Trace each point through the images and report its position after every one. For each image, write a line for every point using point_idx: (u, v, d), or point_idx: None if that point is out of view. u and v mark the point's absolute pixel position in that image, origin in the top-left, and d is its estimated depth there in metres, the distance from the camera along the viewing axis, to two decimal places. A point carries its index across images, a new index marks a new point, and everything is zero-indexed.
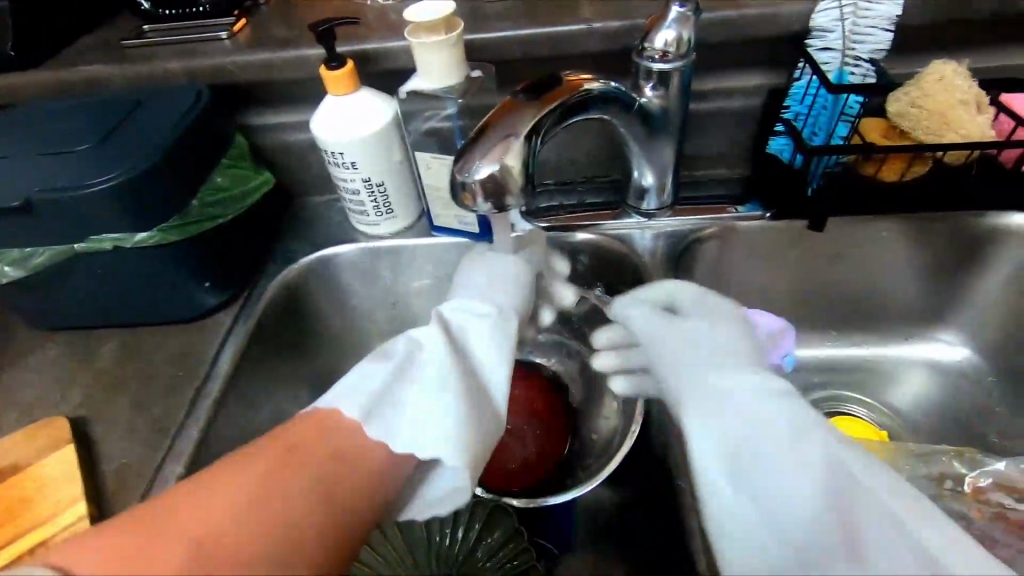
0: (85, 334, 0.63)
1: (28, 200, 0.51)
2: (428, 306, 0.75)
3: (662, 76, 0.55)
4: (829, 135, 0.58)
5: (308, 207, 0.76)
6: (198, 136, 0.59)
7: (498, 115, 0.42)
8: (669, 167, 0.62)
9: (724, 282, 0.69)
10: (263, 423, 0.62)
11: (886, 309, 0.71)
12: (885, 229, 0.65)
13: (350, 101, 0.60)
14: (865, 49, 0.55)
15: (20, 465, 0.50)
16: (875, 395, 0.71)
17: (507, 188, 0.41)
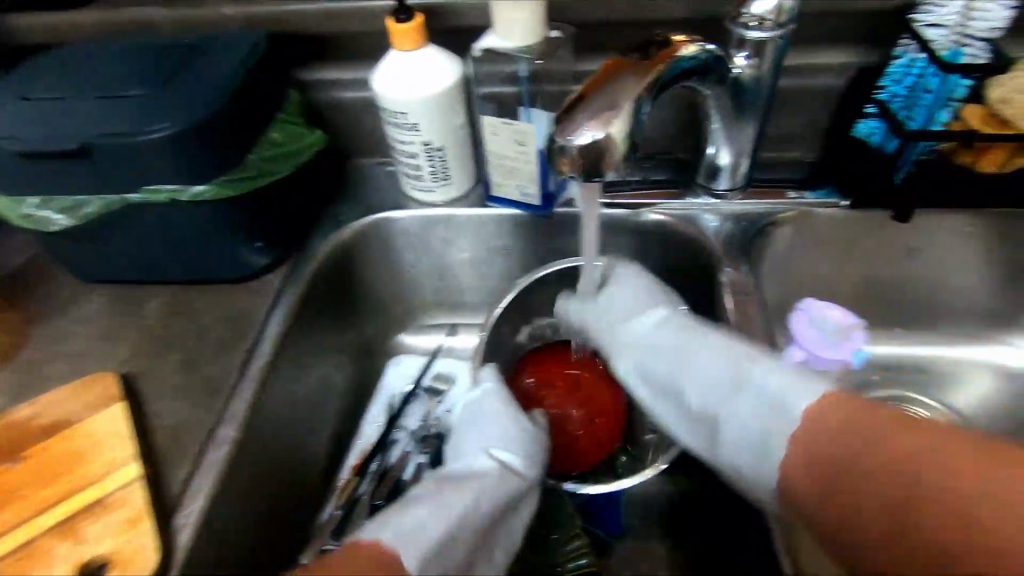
0: (128, 289, 0.62)
1: (87, 145, 0.49)
2: (476, 280, 0.72)
3: (757, 44, 0.51)
4: (928, 120, 0.55)
5: (357, 170, 0.73)
6: (257, 87, 0.56)
7: (604, 75, 0.39)
8: (748, 147, 0.59)
9: (792, 271, 0.66)
10: (309, 390, 0.60)
11: (958, 309, 0.68)
12: (970, 224, 0.61)
13: (417, 57, 0.57)
14: (980, 27, 0.51)
15: (71, 419, 0.48)
16: (937, 397, 0.67)
17: (609, 157, 0.37)
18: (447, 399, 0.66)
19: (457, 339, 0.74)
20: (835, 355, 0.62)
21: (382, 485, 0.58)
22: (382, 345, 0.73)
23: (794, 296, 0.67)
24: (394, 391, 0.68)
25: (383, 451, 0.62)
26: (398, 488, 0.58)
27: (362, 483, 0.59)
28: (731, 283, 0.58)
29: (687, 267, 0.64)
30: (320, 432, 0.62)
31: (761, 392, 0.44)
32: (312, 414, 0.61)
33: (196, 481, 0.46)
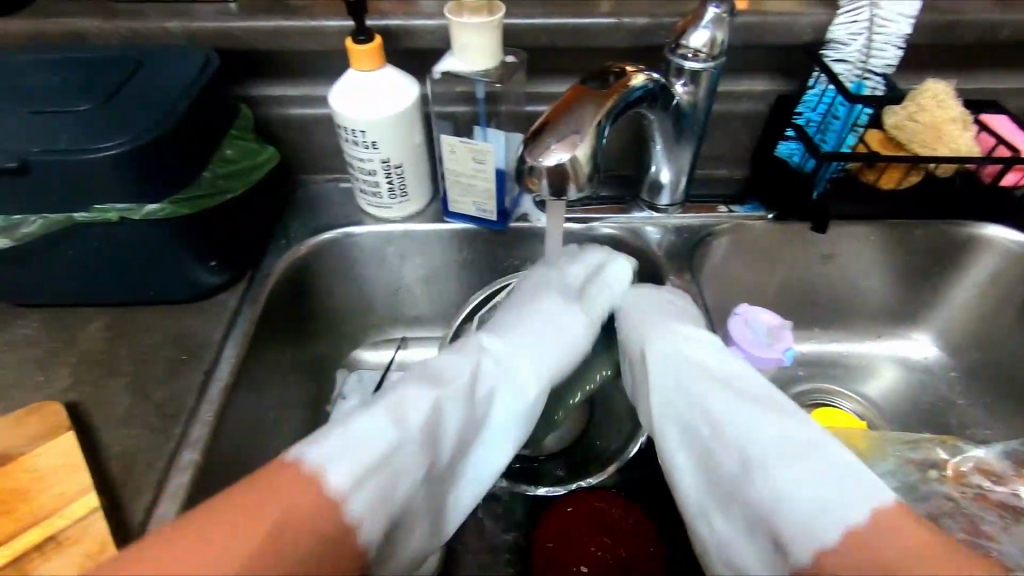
0: (65, 311, 0.58)
1: (26, 162, 0.46)
2: (429, 294, 0.73)
3: (693, 75, 0.56)
4: (839, 143, 0.62)
5: (309, 186, 0.72)
6: (208, 102, 0.55)
7: (567, 103, 0.42)
8: (687, 167, 0.64)
9: (727, 278, 0.72)
10: (268, 409, 0.59)
11: (865, 307, 0.76)
12: (873, 234, 0.69)
13: (378, 78, 0.58)
14: (877, 63, 0.60)
15: (11, 454, 0.45)
16: (852, 387, 0.75)
17: (574, 178, 0.40)
18: None
19: (407, 351, 0.75)
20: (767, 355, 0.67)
21: None
22: (337, 361, 0.73)
23: (729, 301, 0.73)
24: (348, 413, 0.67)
25: None
26: None
27: None
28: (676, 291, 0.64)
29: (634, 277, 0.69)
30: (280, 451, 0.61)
31: (814, 436, 0.39)
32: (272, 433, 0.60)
33: (159, 509, 0.45)
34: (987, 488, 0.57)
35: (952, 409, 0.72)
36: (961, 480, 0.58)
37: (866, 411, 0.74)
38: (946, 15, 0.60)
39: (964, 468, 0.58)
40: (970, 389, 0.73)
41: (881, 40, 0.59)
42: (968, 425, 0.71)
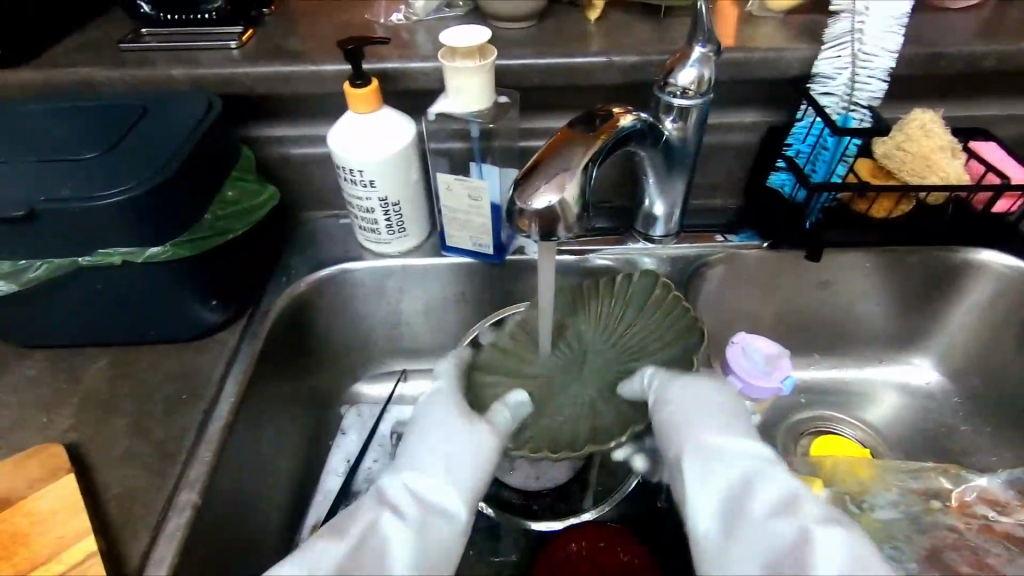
0: (69, 352, 0.59)
1: (33, 210, 0.47)
2: (428, 327, 0.74)
3: (682, 111, 0.57)
4: (828, 173, 0.63)
5: (309, 222, 0.74)
6: (211, 146, 0.57)
7: (555, 146, 0.43)
8: (680, 199, 0.65)
9: (723, 307, 0.72)
10: (267, 447, 0.60)
11: (863, 333, 0.76)
12: (868, 260, 0.70)
13: (376, 119, 0.60)
14: (863, 96, 0.60)
15: (10, 498, 0.45)
16: (853, 414, 0.75)
17: (562, 219, 0.41)
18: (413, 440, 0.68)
19: (407, 385, 0.75)
20: (766, 385, 0.67)
21: None
22: (337, 395, 0.73)
23: (727, 329, 0.73)
24: (350, 444, 0.69)
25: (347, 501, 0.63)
26: None
27: None
28: None
29: None
30: (278, 489, 0.61)
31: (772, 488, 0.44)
32: (270, 471, 0.60)
33: (157, 552, 0.45)
34: (992, 518, 0.56)
35: (956, 436, 0.72)
36: (965, 511, 0.57)
37: (869, 438, 0.73)
38: (929, 48, 0.62)
39: (969, 498, 0.58)
40: (973, 415, 0.72)
41: (866, 74, 0.59)
42: (973, 452, 0.70)
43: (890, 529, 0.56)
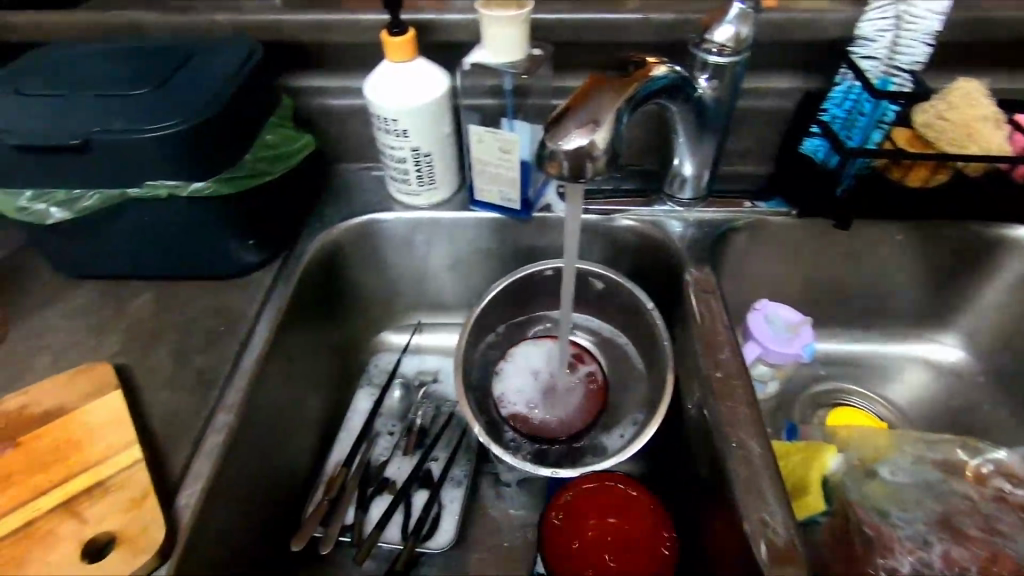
0: (118, 284, 0.62)
1: (88, 140, 0.50)
2: (453, 281, 0.76)
3: (717, 70, 0.57)
4: (864, 139, 0.62)
5: (343, 174, 0.75)
6: (254, 89, 0.58)
7: (588, 89, 0.44)
8: (709, 160, 0.65)
9: (748, 273, 0.72)
10: (298, 382, 0.62)
11: (889, 308, 0.75)
12: (899, 233, 0.69)
13: (410, 68, 0.61)
14: (905, 60, 0.59)
15: (66, 409, 0.49)
16: (873, 388, 0.75)
17: (591, 160, 0.42)
18: (432, 388, 0.72)
19: (422, 337, 0.78)
20: (785, 351, 0.67)
21: (369, 480, 0.63)
22: (364, 342, 0.76)
23: (750, 296, 0.74)
24: (376, 381, 0.73)
25: (367, 442, 0.66)
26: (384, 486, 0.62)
27: (349, 472, 0.63)
28: (694, 281, 0.63)
29: (653, 269, 0.70)
30: (308, 425, 0.64)
31: None
32: (301, 408, 0.63)
33: (197, 463, 0.47)
34: (1008, 490, 0.57)
35: (978, 413, 0.71)
36: (981, 482, 0.58)
37: (888, 413, 0.73)
38: (978, 13, 0.60)
39: (985, 470, 0.59)
40: (996, 394, 0.72)
41: (910, 36, 0.58)
42: (994, 429, 0.69)
43: (901, 495, 0.57)
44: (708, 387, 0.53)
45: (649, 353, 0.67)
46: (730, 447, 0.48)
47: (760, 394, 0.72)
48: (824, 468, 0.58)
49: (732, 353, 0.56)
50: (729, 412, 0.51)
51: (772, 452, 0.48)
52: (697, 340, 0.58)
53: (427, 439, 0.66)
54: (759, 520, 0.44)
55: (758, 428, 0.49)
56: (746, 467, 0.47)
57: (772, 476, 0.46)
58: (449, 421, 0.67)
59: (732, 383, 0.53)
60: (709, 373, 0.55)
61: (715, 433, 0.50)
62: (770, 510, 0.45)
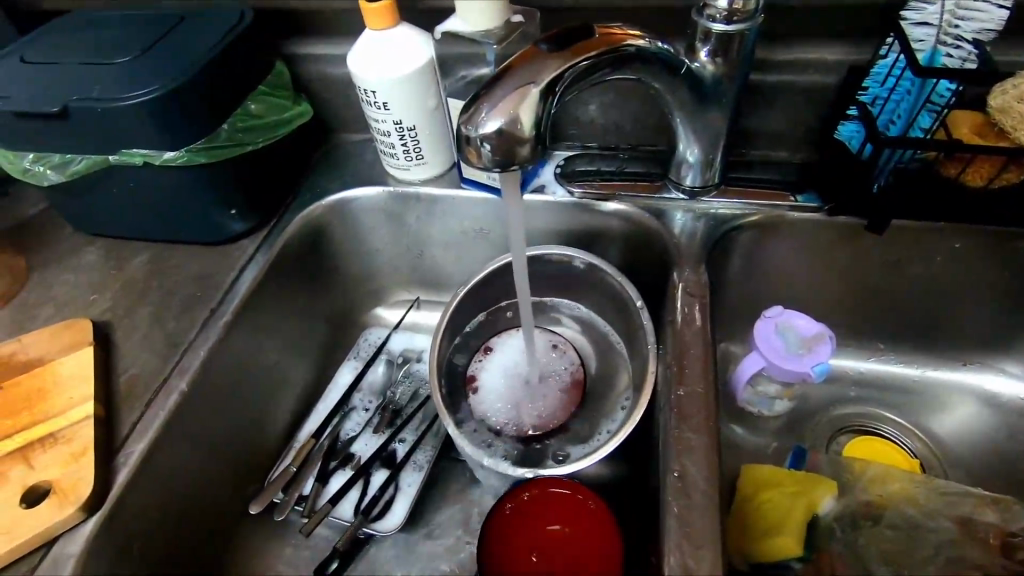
0: (120, 244, 0.66)
1: (66, 108, 0.52)
2: (448, 259, 0.73)
3: (723, 39, 0.49)
4: (908, 125, 0.51)
5: (344, 144, 0.74)
6: (237, 58, 0.58)
7: (523, 58, 0.40)
8: (718, 143, 0.57)
9: (765, 275, 0.63)
10: (272, 353, 0.64)
11: (943, 328, 0.64)
12: (959, 241, 0.57)
13: (389, 36, 0.58)
14: (969, 28, 0.47)
15: (42, 359, 0.53)
16: (912, 419, 0.64)
17: (519, 144, 0.39)
18: (415, 364, 0.71)
19: (418, 314, 0.76)
20: (792, 369, 0.57)
21: (334, 455, 0.63)
22: (355, 315, 0.75)
23: (766, 301, 0.65)
24: (362, 353, 0.72)
25: (341, 416, 0.66)
26: (349, 462, 0.63)
27: (317, 444, 0.64)
28: (684, 284, 0.56)
29: (650, 264, 0.63)
30: (284, 393, 0.66)
31: None
32: (276, 377, 0.64)
33: (142, 424, 0.50)
34: None
35: None
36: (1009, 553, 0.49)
37: (922, 449, 0.62)
38: None
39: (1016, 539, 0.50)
40: None
41: None
42: None
43: (897, 551, 0.50)
44: (668, 406, 0.49)
45: (635, 355, 0.61)
46: (668, 476, 0.45)
47: (766, 410, 0.63)
48: (814, 507, 0.51)
49: (706, 370, 0.50)
50: (684, 440, 0.46)
51: (715, 489, 0.44)
52: (670, 351, 0.52)
53: (399, 419, 0.66)
54: (680, 562, 0.41)
55: (708, 459, 0.45)
56: (682, 503, 0.43)
57: (712, 513, 0.43)
58: (424, 402, 0.66)
59: (693, 405, 0.48)
60: (674, 390, 0.49)
61: (663, 456, 0.46)
62: (697, 554, 0.41)
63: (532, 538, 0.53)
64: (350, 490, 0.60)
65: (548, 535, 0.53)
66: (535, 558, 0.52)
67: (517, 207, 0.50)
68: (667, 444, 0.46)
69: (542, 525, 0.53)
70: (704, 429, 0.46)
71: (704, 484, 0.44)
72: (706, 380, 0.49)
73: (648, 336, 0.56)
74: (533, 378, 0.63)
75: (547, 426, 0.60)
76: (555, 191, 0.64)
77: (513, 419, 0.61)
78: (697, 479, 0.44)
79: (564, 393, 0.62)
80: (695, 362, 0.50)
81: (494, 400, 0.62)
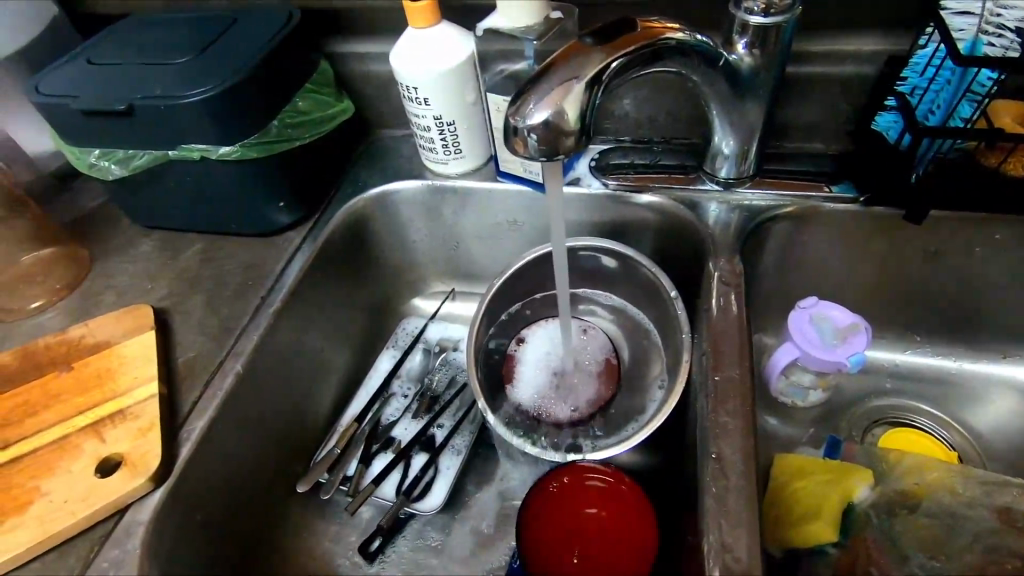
0: (174, 235, 0.70)
1: (131, 105, 0.55)
2: (483, 251, 0.75)
3: (760, 31, 0.49)
4: (948, 114, 0.51)
5: (383, 139, 0.77)
6: (287, 57, 0.61)
7: (568, 53, 0.42)
8: (754, 134, 0.57)
9: (800, 266, 0.64)
10: (316, 340, 0.66)
11: (983, 320, 0.63)
12: (1000, 232, 0.57)
13: (431, 34, 0.60)
14: (1010, 17, 0.48)
15: (108, 342, 0.57)
16: (950, 411, 0.64)
17: (562, 136, 0.41)
18: (451, 353, 0.73)
19: (453, 305, 0.78)
20: (828, 358, 0.57)
21: (375, 438, 0.65)
22: (394, 305, 0.77)
23: (801, 292, 0.65)
24: (400, 342, 0.75)
25: (381, 401, 0.68)
26: (389, 445, 0.65)
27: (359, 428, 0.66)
28: (720, 273, 0.57)
29: (684, 254, 0.64)
30: (328, 378, 0.69)
31: None
32: (321, 362, 0.67)
33: (202, 402, 0.54)
34: None
35: None
36: None
37: (960, 441, 0.62)
38: None
39: None
40: None
41: None
42: None
43: (934, 538, 0.50)
44: (705, 391, 0.50)
45: (669, 344, 0.63)
46: (706, 458, 0.46)
47: (799, 401, 0.63)
48: (850, 494, 0.52)
49: (741, 355, 0.51)
50: (720, 423, 0.47)
51: (752, 471, 0.45)
52: (706, 338, 0.53)
53: (437, 405, 0.68)
54: (718, 539, 0.42)
55: (744, 441, 0.46)
56: (719, 483, 0.44)
57: (748, 493, 0.44)
58: (461, 390, 0.69)
59: (729, 389, 0.49)
60: (709, 375, 0.50)
61: (700, 439, 0.48)
62: (734, 532, 0.42)
63: (570, 532, 0.54)
64: (390, 472, 0.62)
65: (586, 526, 0.54)
66: (575, 559, 0.53)
67: (556, 197, 0.52)
68: (703, 427, 0.48)
69: (579, 517, 0.54)
70: (740, 413, 0.47)
71: (740, 465, 0.45)
72: (742, 366, 0.50)
73: (682, 325, 0.57)
74: (567, 366, 0.65)
75: (582, 413, 0.62)
76: (591, 184, 0.65)
77: (548, 405, 0.62)
78: (733, 461, 0.45)
79: (598, 381, 0.63)
80: (730, 348, 0.51)
81: (529, 388, 0.64)
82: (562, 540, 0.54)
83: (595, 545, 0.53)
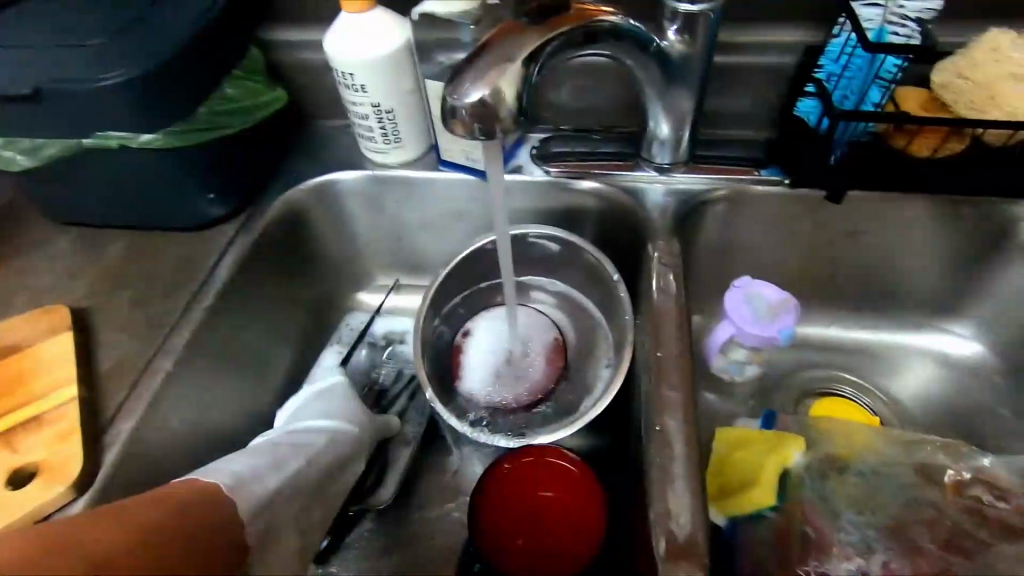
0: (94, 231, 0.65)
1: (38, 89, 0.51)
2: (427, 243, 0.74)
3: (688, 18, 0.51)
4: (860, 100, 0.56)
5: (321, 130, 0.75)
6: (214, 41, 0.58)
7: (504, 31, 0.42)
8: (687, 119, 0.59)
9: (733, 247, 0.66)
10: (255, 337, 0.64)
11: (898, 293, 0.68)
12: (909, 210, 0.61)
13: (364, 19, 0.58)
14: (912, 8, 0.51)
15: (22, 344, 0.53)
16: (872, 380, 0.68)
17: (498, 115, 0.41)
18: (398, 347, 0.72)
19: (399, 299, 0.77)
20: (762, 334, 0.61)
21: None
22: (336, 300, 0.75)
23: (735, 273, 0.68)
24: (344, 338, 0.73)
25: None
26: None
27: None
28: (659, 254, 0.59)
29: (625, 239, 0.66)
30: (269, 376, 0.66)
31: None
32: (260, 360, 0.65)
33: (129, 405, 0.51)
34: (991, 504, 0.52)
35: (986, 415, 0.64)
36: (961, 492, 0.53)
37: (882, 407, 0.66)
38: None
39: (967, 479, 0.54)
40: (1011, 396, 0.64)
41: None
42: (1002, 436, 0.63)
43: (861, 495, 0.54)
44: (648, 368, 0.51)
45: (613, 327, 0.64)
46: (652, 430, 0.47)
47: (736, 376, 0.67)
48: (785, 461, 0.54)
49: (681, 332, 0.52)
50: (662, 397, 0.49)
51: (693, 440, 0.46)
52: (648, 317, 0.54)
53: (384, 399, 0.67)
54: (664, 508, 0.43)
55: (686, 413, 0.48)
56: (664, 455, 0.46)
57: (691, 462, 0.45)
58: (410, 384, 0.68)
59: (671, 364, 0.50)
60: (652, 353, 0.52)
61: (646, 414, 0.49)
62: (677, 499, 0.44)
63: (518, 517, 0.54)
64: None
65: (535, 509, 0.54)
66: (517, 542, 0.53)
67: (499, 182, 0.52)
68: (647, 402, 0.49)
69: (529, 500, 0.54)
70: (681, 386, 0.49)
71: (683, 436, 0.47)
72: (683, 342, 0.52)
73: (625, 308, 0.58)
74: (514, 354, 0.65)
75: (530, 398, 0.62)
76: (533, 171, 0.66)
77: (496, 392, 0.63)
78: (676, 432, 0.47)
79: (545, 366, 0.64)
80: (671, 325, 0.53)
81: (476, 376, 0.64)
82: (508, 523, 0.54)
83: (542, 528, 0.54)
